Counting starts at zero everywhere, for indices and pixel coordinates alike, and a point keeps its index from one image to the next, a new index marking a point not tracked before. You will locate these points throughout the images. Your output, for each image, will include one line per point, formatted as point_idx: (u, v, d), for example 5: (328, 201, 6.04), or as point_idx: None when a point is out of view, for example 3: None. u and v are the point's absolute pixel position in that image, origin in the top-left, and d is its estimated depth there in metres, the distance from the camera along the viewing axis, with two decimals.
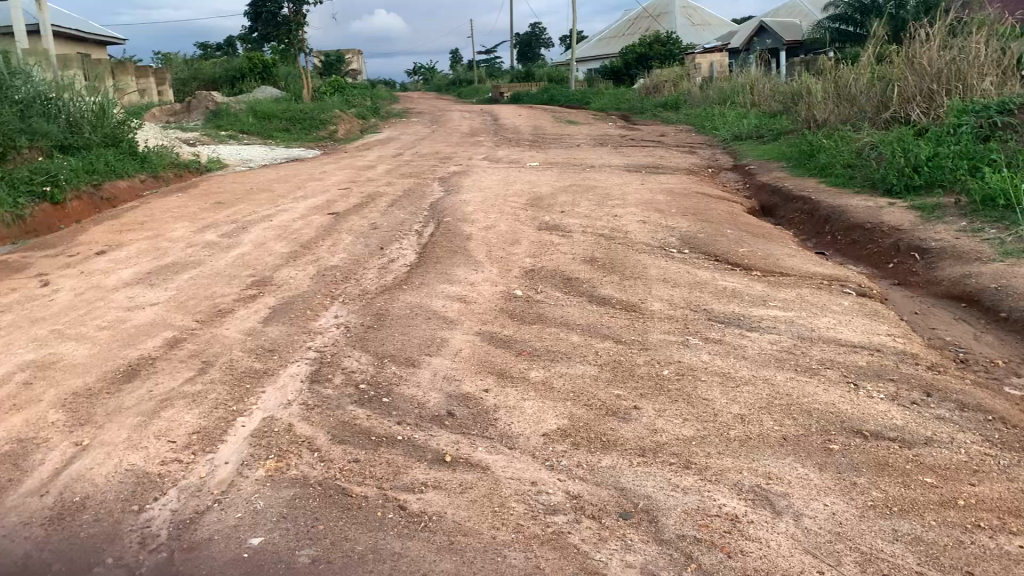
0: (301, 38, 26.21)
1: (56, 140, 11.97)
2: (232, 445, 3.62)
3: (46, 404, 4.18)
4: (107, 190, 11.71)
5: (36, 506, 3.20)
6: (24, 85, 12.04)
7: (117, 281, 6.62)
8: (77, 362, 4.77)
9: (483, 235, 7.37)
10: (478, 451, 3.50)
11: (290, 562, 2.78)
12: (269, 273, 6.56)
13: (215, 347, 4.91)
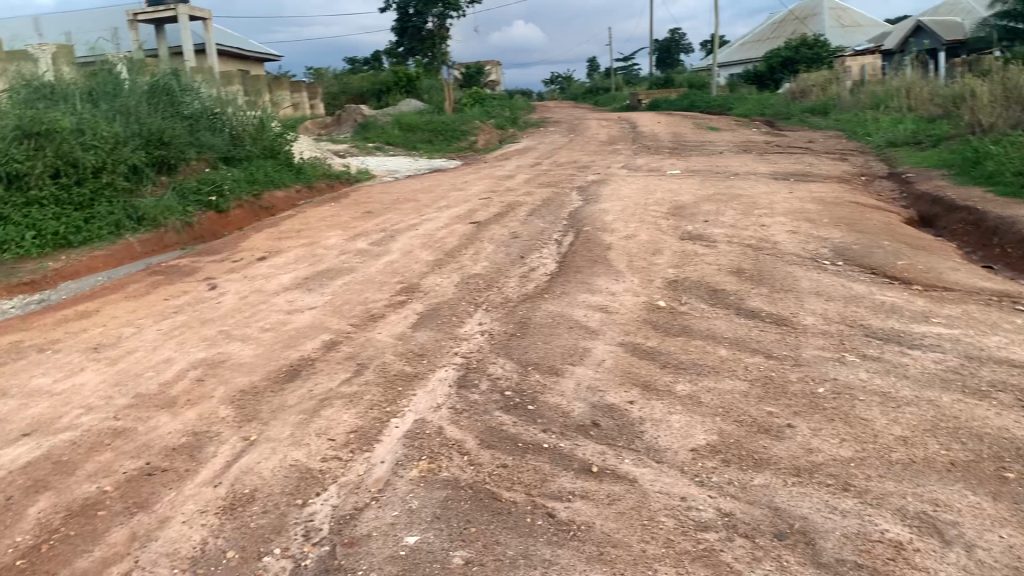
0: (444, 51, 26.97)
1: (221, 152, 12.83)
2: (386, 446, 3.76)
3: (217, 400, 4.48)
4: (266, 199, 12.42)
5: (211, 496, 3.44)
6: (194, 101, 12.98)
7: (277, 285, 7.02)
8: (244, 362, 5.08)
9: (624, 244, 7.34)
10: (625, 463, 3.49)
11: (444, 562, 2.86)
12: (415, 281, 6.79)
13: (368, 350, 5.12)
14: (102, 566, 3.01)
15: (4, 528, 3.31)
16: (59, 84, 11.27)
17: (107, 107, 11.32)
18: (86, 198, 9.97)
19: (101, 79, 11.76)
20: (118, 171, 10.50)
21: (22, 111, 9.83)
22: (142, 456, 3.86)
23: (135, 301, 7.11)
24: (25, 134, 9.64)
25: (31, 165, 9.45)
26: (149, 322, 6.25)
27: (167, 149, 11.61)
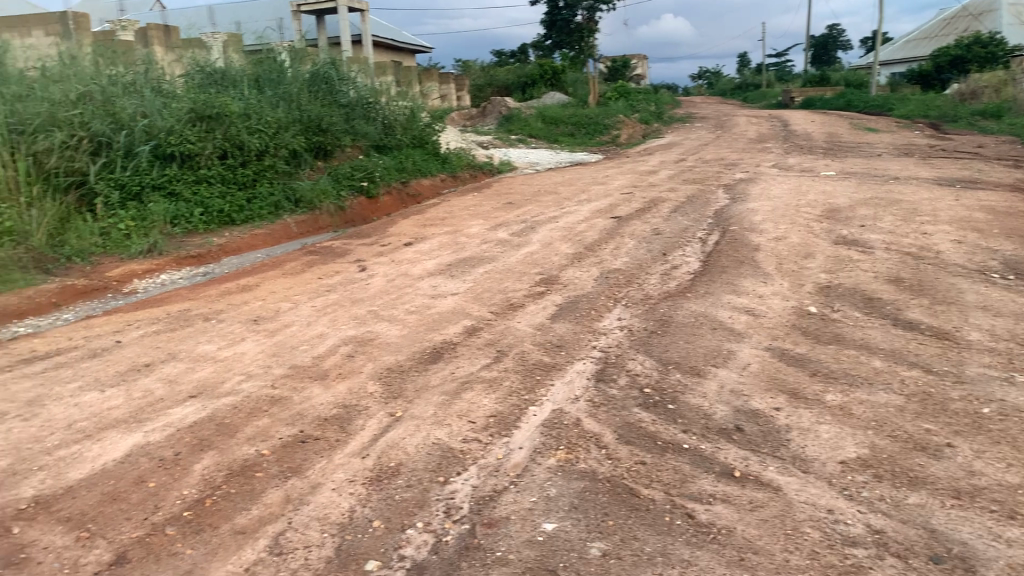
0: (591, 45, 26.92)
1: (373, 140, 13.31)
2: (525, 433, 3.82)
3: (365, 376, 4.68)
4: (413, 186, 12.80)
5: (359, 466, 3.60)
6: (350, 90, 13.53)
7: (422, 270, 7.23)
8: (390, 341, 5.28)
9: (773, 246, 7.13)
10: (769, 470, 3.41)
11: (581, 552, 2.88)
12: (555, 272, 6.83)
13: (508, 338, 5.20)
14: (259, 524, 3.20)
15: (173, 481, 3.59)
16: (230, 70, 12.01)
17: (272, 94, 11.98)
18: (249, 179, 10.58)
19: (267, 67, 12.45)
20: (279, 155, 11.09)
21: (197, 95, 10.55)
22: (296, 424, 4.08)
23: (291, 278, 7.50)
24: (199, 117, 10.36)
25: (203, 146, 10.12)
26: (303, 299, 6.58)
27: (324, 135, 12.17)
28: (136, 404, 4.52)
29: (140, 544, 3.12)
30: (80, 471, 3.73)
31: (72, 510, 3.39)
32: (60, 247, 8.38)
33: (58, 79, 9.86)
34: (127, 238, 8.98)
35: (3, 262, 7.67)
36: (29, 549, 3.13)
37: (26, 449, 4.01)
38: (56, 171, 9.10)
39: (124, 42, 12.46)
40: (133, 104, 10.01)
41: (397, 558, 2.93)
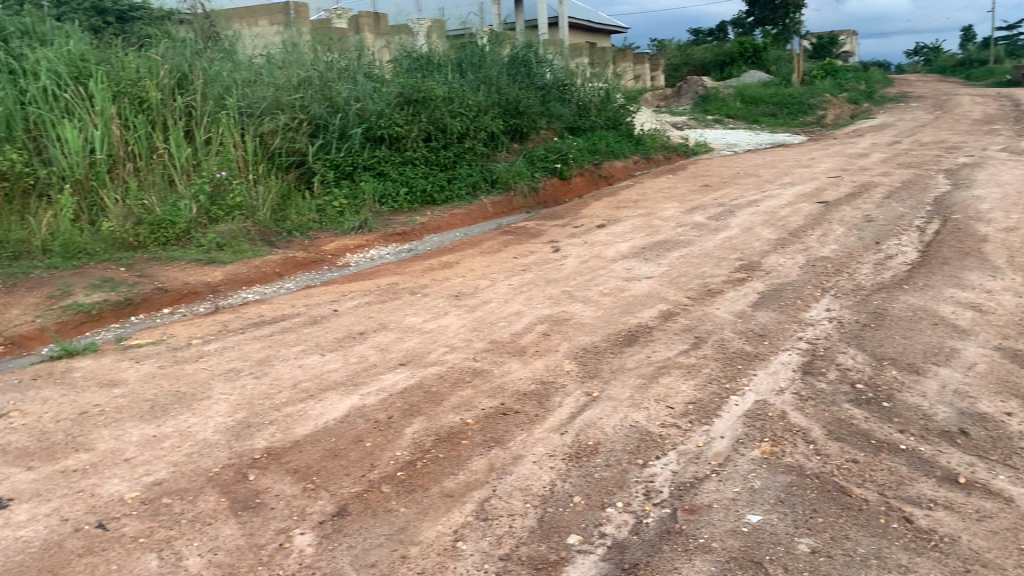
0: (797, 20, 25.58)
1: (568, 121, 13.40)
2: (726, 422, 3.75)
3: (562, 354, 4.77)
4: (606, 168, 12.79)
5: (559, 442, 3.67)
6: (547, 72, 13.77)
7: (617, 252, 7.23)
8: (586, 322, 5.33)
9: (1004, 237, 6.54)
10: (999, 479, 3.15)
11: (789, 547, 2.80)
12: (756, 259, 6.61)
13: (706, 324, 5.11)
14: (466, 489, 3.37)
15: (386, 442, 3.84)
16: (434, 55, 12.49)
17: (473, 78, 12.37)
18: (450, 160, 10.99)
19: (469, 51, 12.85)
20: (478, 137, 11.45)
21: (404, 79, 11.07)
22: (498, 396, 4.23)
23: (489, 256, 7.74)
24: (406, 100, 10.86)
25: (409, 129, 10.62)
26: (501, 277, 6.78)
27: (521, 118, 12.42)
28: (351, 368, 4.85)
29: (359, 499, 3.37)
30: (304, 428, 4.06)
31: (299, 463, 3.72)
32: (283, 221, 9.10)
33: (282, 66, 10.64)
34: (340, 215, 9.60)
35: (234, 235, 8.42)
36: (263, 496, 3.47)
37: (258, 404, 4.41)
38: (279, 151, 9.87)
39: (338, 30, 13.24)
40: (348, 89, 10.64)
41: (598, 534, 2.99)
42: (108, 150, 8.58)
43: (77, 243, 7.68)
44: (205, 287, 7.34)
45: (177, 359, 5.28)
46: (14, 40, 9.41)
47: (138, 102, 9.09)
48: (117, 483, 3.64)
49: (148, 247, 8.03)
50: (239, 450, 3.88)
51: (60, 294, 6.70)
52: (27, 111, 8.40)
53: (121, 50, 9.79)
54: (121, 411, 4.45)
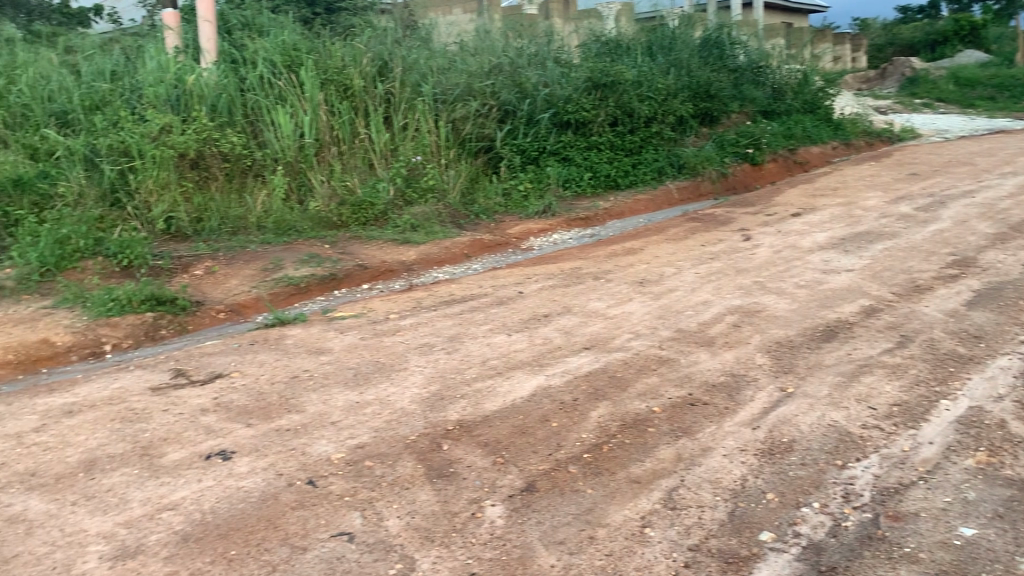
0: None
1: (762, 105, 12.91)
2: (936, 427, 3.53)
3: (754, 347, 4.63)
4: (801, 154, 12.23)
5: (750, 437, 3.59)
6: (741, 54, 13.33)
7: (813, 243, 6.92)
8: (779, 315, 5.15)
9: None
10: None
11: (1008, 567, 2.64)
12: (972, 254, 6.12)
13: (914, 322, 4.79)
14: (653, 476, 3.37)
15: (572, 423, 3.90)
16: (623, 39, 12.41)
17: (663, 61, 12.19)
18: (637, 145, 10.90)
19: (658, 34, 12.68)
20: (666, 121, 11.28)
21: (593, 64, 11.07)
22: (685, 386, 4.18)
23: (675, 244, 7.63)
24: (596, 84, 10.85)
25: (596, 114, 10.63)
26: (688, 265, 6.66)
27: (712, 102, 12.09)
28: (538, 349, 4.95)
29: (547, 476, 3.46)
30: (493, 404, 4.19)
31: (489, 436, 3.85)
32: (471, 204, 9.39)
33: (475, 52, 10.95)
34: (526, 199, 9.78)
35: (427, 217, 8.78)
36: (456, 465, 3.63)
37: (450, 378, 4.60)
38: (470, 137, 10.17)
39: (530, 16, 13.43)
40: (537, 74, 10.80)
41: (792, 533, 2.93)
42: (316, 134, 9.15)
43: (287, 221, 8.28)
44: (400, 266, 7.72)
45: (375, 332, 5.60)
46: (236, 33, 10.27)
47: (342, 89, 9.62)
48: (324, 444, 3.92)
49: (349, 227, 8.53)
50: (433, 420, 4.06)
51: (273, 268, 7.26)
52: (246, 97, 9.11)
53: (329, 40, 10.39)
54: (327, 377, 4.78)
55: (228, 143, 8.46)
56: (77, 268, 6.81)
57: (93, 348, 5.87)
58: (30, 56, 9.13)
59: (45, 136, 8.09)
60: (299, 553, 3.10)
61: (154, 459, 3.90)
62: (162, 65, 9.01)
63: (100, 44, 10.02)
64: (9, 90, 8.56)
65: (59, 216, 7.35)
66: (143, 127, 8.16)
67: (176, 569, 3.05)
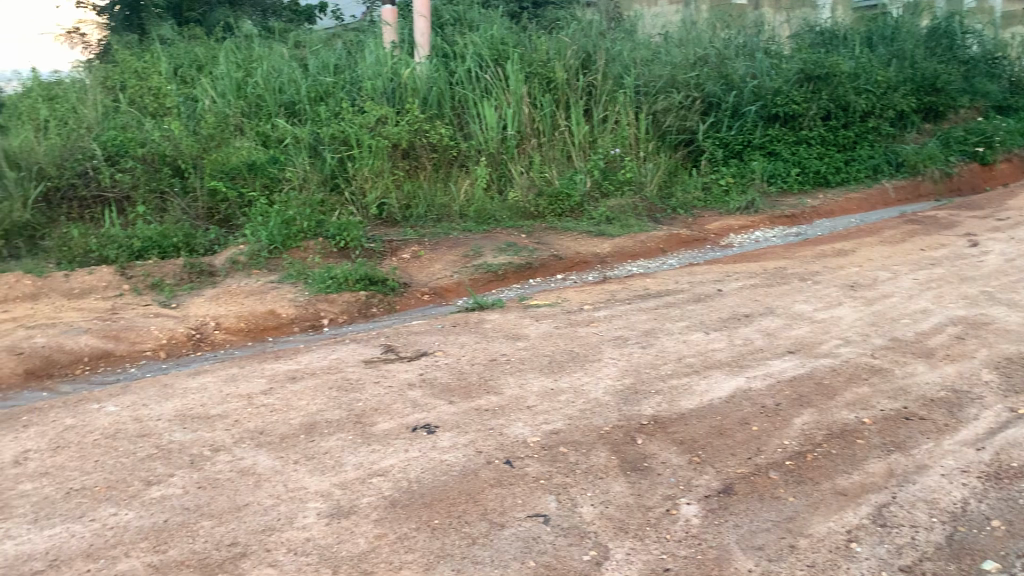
0: None
1: (996, 99, 11.83)
2: None
3: (979, 362, 4.30)
4: None
5: (974, 458, 3.43)
6: (973, 44, 12.31)
7: None
8: (1009, 328, 4.74)
9: None
10: None
11: None
12: None
13: None
14: (862, 490, 3.27)
15: (774, 428, 3.79)
16: (840, 29, 11.85)
17: (884, 52, 11.46)
18: (850, 141, 10.33)
19: (880, 23, 12.00)
20: (885, 116, 10.60)
21: (807, 55, 10.64)
22: (900, 398, 3.95)
23: (890, 246, 7.18)
24: (809, 77, 10.41)
25: (807, 107, 10.17)
26: (905, 270, 6.25)
27: (938, 95, 11.18)
28: (738, 350, 4.84)
29: (745, 480, 3.40)
30: (690, 402, 4.14)
31: (686, 435, 3.81)
32: (669, 198, 9.27)
33: (680, 45, 10.81)
34: (727, 194, 9.53)
35: (623, 210, 8.75)
36: (651, 460, 3.63)
37: (645, 372, 4.60)
38: (671, 129, 10.01)
39: (739, 6, 13.05)
40: (745, 66, 10.51)
41: (1020, 567, 2.84)
42: (519, 126, 9.37)
43: (487, 211, 8.55)
44: (595, 258, 7.77)
45: (571, 322, 5.68)
46: (447, 28, 10.71)
47: (546, 82, 9.77)
48: (521, 427, 4.04)
49: (546, 217, 8.67)
50: (628, 413, 4.08)
51: (473, 254, 7.53)
52: (454, 90, 9.49)
53: (535, 34, 10.62)
54: (524, 362, 4.91)
55: (437, 134, 8.87)
56: (300, 247, 7.38)
57: (313, 321, 6.35)
58: (264, 51, 9.97)
59: (275, 124, 8.77)
60: (498, 529, 3.22)
61: (366, 428, 4.17)
62: (380, 58, 9.55)
63: (325, 40, 10.78)
64: (246, 82, 9.36)
65: (286, 198, 7.92)
66: (361, 119, 8.71)
67: (385, 531, 3.26)
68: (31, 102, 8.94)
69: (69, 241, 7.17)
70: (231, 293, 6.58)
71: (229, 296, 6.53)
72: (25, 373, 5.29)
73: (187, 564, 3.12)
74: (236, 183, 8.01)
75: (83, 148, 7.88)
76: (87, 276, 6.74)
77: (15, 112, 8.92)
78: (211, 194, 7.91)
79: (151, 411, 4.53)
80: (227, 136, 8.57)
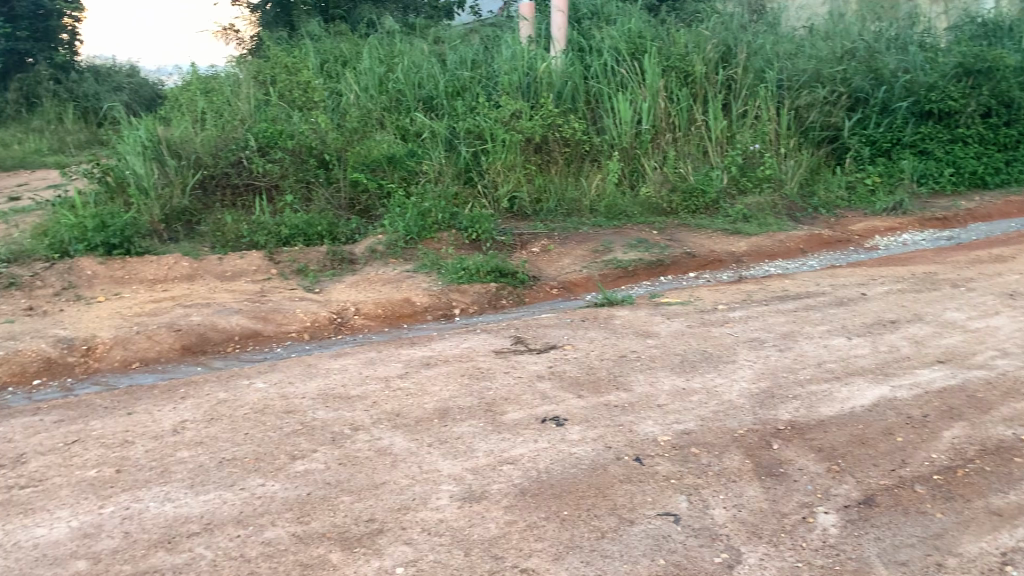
0: None
1: None
2: None
3: None
4: None
5: None
6: None
7: None
8: None
9: None
10: None
11: None
12: None
13: None
14: (1019, 512, 3.13)
15: (921, 441, 3.64)
16: (1004, 20, 11.16)
17: None
18: (1012, 140, 9.70)
19: None
20: None
21: (967, 47, 10.02)
22: None
23: None
24: (968, 71, 9.83)
25: (965, 103, 9.60)
26: None
27: None
28: (883, 357, 4.64)
29: (888, 492, 3.29)
30: (829, 409, 4.01)
31: (825, 442, 3.69)
32: (810, 197, 8.96)
33: (826, 38, 10.43)
34: (872, 194, 9.11)
35: (761, 207, 8.51)
36: (787, 466, 3.54)
37: (782, 376, 4.48)
38: (814, 126, 9.65)
39: None
40: (897, 60, 10.05)
41: None
42: (654, 121, 9.26)
43: (619, 206, 8.50)
44: (730, 257, 7.60)
45: (704, 321, 5.60)
46: (585, 22, 10.71)
47: (684, 76, 9.61)
48: (651, 425, 4.01)
49: (679, 214, 8.54)
50: (763, 417, 3.98)
51: (604, 250, 7.52)
52: (589, 84, 9.49)
53: (673, 27, 10.47)
54: (655, 360, 4.88)
55: (570, 129, 8.90)
56: (435, 238, 7.57)
57: (445, 310, 6.50)
58: (406, 47, 10.26)
59: (414, 118, 9.01)
60: (627, 525, 3.22)
61: (497, 416, 4.25)
62: (516, 53, 9.66)
63: (463, 35, 10.99)
64: (387, 77, 9.66)
65: (423, 191, 8.15)
66: (496, 113, 8.85)
67: (515, 518, 3.32)
68: (190, 95, 9.53)
69: (224, 226, 7.61)
70: (370, 281, 6.84)
71: (367, 283, 6.79)
72: (182, 349, 5.66)
73: (328, 536, 3.27)
74: (376, 175, 8.30)
75: (236, 139, 8.36)
76: (239, 259, 7.15)
77: (176, 105, 9.53)
78: (353, 185, 8.22)
79: (295, 389, 4.77)
80: (369, 129, 8.88)
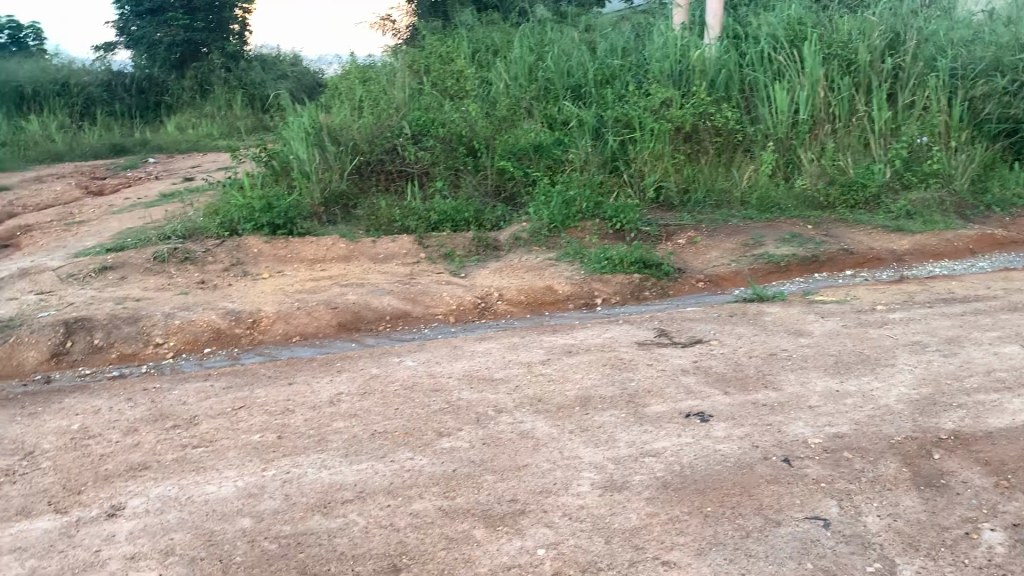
0: None
1: None
2: None
3: None
4: None
5: None
6: None
7: None
8: None
9: None
10: None
11: None
12: None
13: None
14: None
15: None
16: None
17: None
18: None
19: None
20: None
21: None
22: None
23: None
24: None
25: None
26: None
27: None
28: None
29: None
30: (999, 421, 3.76)
31: (993, 455, 3.48)
32: (982, 194, 8.38)
33: (1008, 23, 9.71)
34: None
35: (926, 203, 8.03)
36: (949, 478, 3.36)
37: (946, 383, 4.24)
38: (990, 118, 9.01)
39: None
40: None
41: None
42: (811, 111, 8.90)
43: (771, 199, 8.24)
44: (890, 255, 7.23)
45: (861, 321, 5.36)
46: (741, 9, 10.43)
47: (846, 65, 9.19)
48: (802, 427, 3.89)
49: (836, 208, 8.18)
50: (924, 425, 3.79)
51: (754, 243, 7.32)
52: (744, 73, 9.23)
53: (836, 13, 10.02)
54: (807, 360, 4.72)
55: (722, 118, 8.70)
56: (579, 227, 7.60)
57: (587, 299, 6.52)
58: (557, 35, 10.31)
59: (562, 107, 9.05)
60: (773, 526, 3.15)
61: (639, 408, 4.24)
62: (668, 42, 9.52)
63: (614, 23, 10.93)
64: (537, 65, 9.74)
65: (569, 179, 8.18)
66: (646, 101, 8.75)
67: (656, 511, 3.32)
68: (349, 84, 9.94)
69: (377, 210, 7.92)
70: (514, 268, 6.94)
71: (512, 270, 6.90)
72: (338, 326, 5.95)
73: (473, 513, 3.38)
74: (523, 163, 8.40)
75: (391, 126, 8.67)
76: (391, 242, 7.42)
77: (335, 93, 9.96)
78: (500, 173, 8.36)
79: (443, 369, 4.94)
80: (518, 118, 8.99)
